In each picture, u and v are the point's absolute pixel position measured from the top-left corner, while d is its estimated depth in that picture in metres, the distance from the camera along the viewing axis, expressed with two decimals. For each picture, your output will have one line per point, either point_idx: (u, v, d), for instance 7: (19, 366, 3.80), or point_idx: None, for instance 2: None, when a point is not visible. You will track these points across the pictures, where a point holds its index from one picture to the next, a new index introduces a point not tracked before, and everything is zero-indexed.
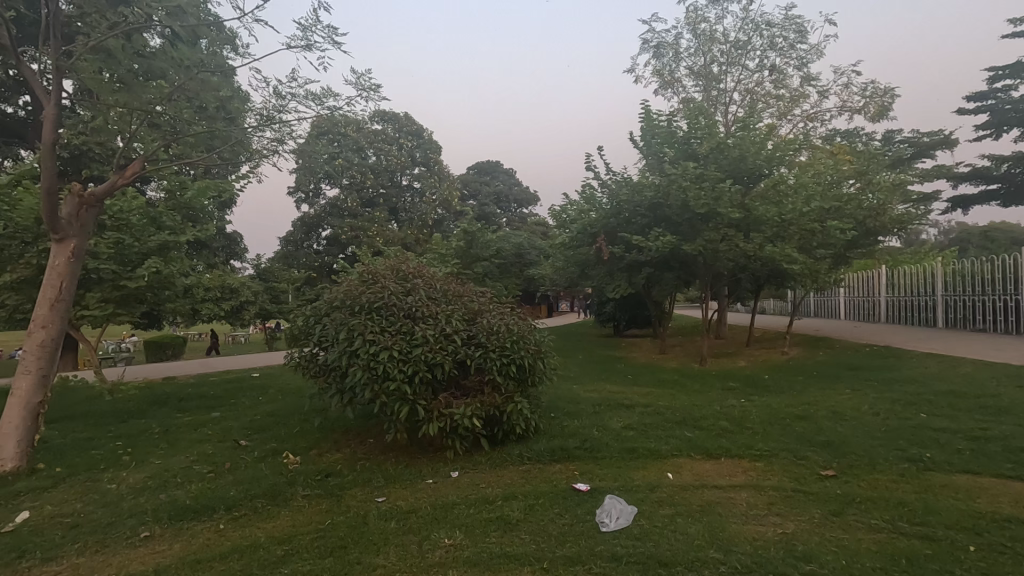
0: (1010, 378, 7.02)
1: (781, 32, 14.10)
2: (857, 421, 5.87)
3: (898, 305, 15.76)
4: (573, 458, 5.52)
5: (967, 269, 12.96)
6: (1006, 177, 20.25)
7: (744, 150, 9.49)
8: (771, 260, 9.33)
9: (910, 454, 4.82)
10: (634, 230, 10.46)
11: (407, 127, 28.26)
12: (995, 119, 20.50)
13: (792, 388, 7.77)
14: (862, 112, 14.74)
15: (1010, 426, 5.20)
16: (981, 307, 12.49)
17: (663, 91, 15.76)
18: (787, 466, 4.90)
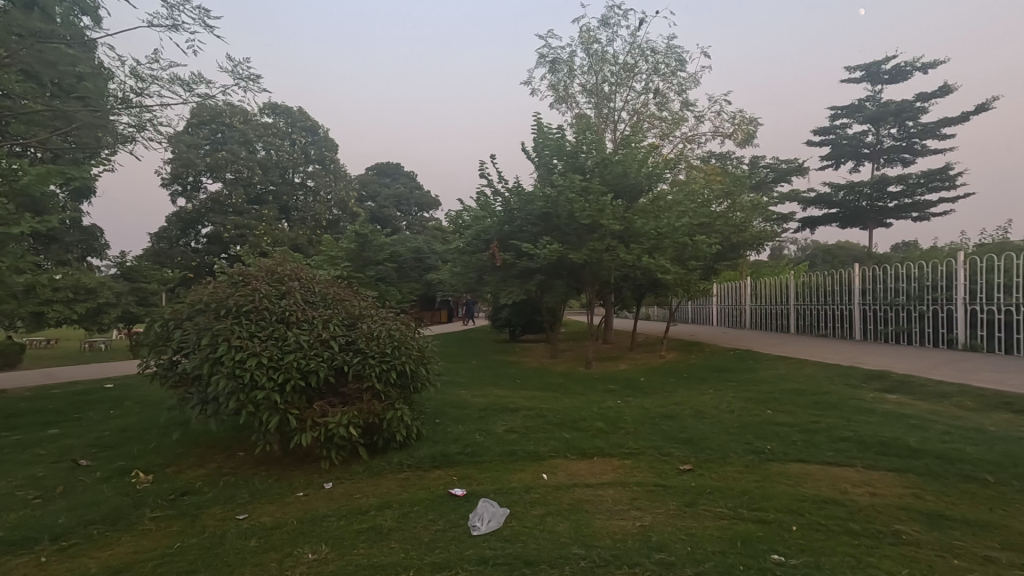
0: (840, 377, 8.07)
1: (663, 59, 15.19)
2: (715, 418, 6.44)
3: (760, 313, 17.58)
4: (454, 463, 5.52)
5: (814, 282, 14.77)
6: (844, 202, 23.33)
7: (626, 166, 10.11)
8: (648, 270, 10.01)
9: (755, 447, 5.36)
10: (526, 238, 10.74)
11: (301, 123, 27.02)
12: (836, 152, 23.56)
13: (665, 389, 8.36)
14: (731, 138, 16.26)
15: (835, 419, 5.97)
16: (824, 315, 14.28)
17: (559, 105, 16.37)
18: (652, 463, 5.25)
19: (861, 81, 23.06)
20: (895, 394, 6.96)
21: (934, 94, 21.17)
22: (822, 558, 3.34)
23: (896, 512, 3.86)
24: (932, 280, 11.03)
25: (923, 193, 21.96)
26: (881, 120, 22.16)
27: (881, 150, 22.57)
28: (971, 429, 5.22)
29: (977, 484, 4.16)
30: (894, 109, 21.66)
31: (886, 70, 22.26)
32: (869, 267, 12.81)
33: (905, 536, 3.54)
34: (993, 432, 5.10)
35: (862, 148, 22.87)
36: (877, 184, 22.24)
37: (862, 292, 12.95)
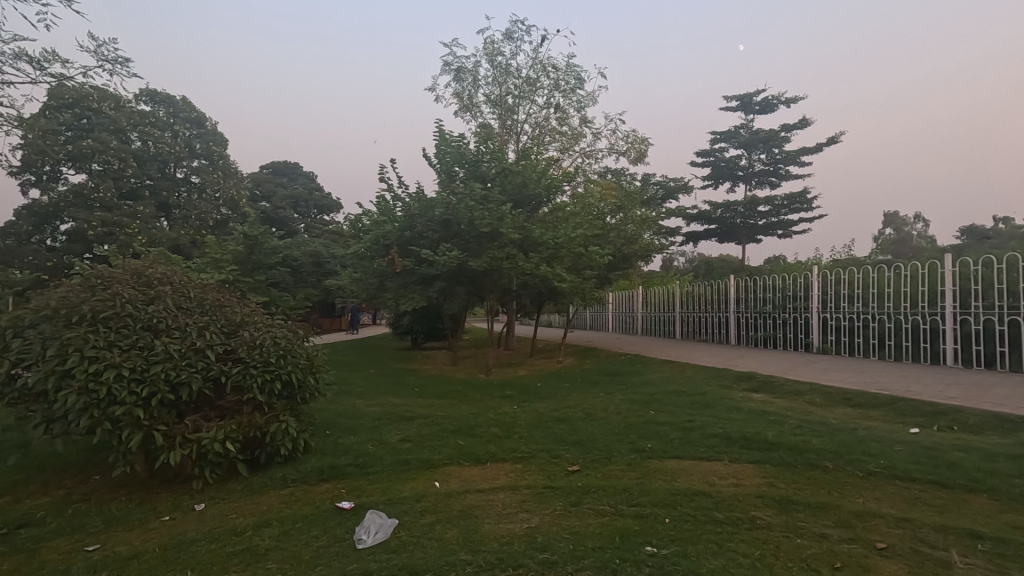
0: (715, 378, 8.82)
1: (563, 76, 15.78)
2: (603, 420, 6.77)
3: (651, 320, 18.73)
4: (343, 475, 5.33)
5: (696, 292, 16.01)
6: (721, 219, 25.56)
7: (526, 177, 10.40)
8: (546, 279, 10.33)
9: (638, 446, 5.70)
10: (426, 244, 10.66)
11: (185, 114, 25.01)
12: (716, 173, 25.80)
13: (560, 393, 8.64)
14: (626, 155, 17.24)
15: (708, 417, 6.50)
16: (705, 322, 15.52)
17: (463, 113, 16.46)
18: (542, 466, 5.41)
19: (736, 110, 25.47)
20: (760, 393, 7.72)
21: (795, 126, 23.88)
22: (688, 546, 3.61)
23: (753, 500, 4.27)
24: (792, 291, 12.39)
25: (786, 213, 24.64)
26: (752, 147, 24.59)
27: (752, 173, 25.03)
28: (817, 422, 5.92)
29: (820, 470, 4.72)
30: (763, 137, 24.17)
31: (757, 101, 24.77)
32: (743, 278, 14.14)
33: (760, 520, 3.93)
34: (835, 424, 5.81)
35: (737, 170, 25.24)
36: (749, 204, 24.63)
37: (736, 301, 14.26)
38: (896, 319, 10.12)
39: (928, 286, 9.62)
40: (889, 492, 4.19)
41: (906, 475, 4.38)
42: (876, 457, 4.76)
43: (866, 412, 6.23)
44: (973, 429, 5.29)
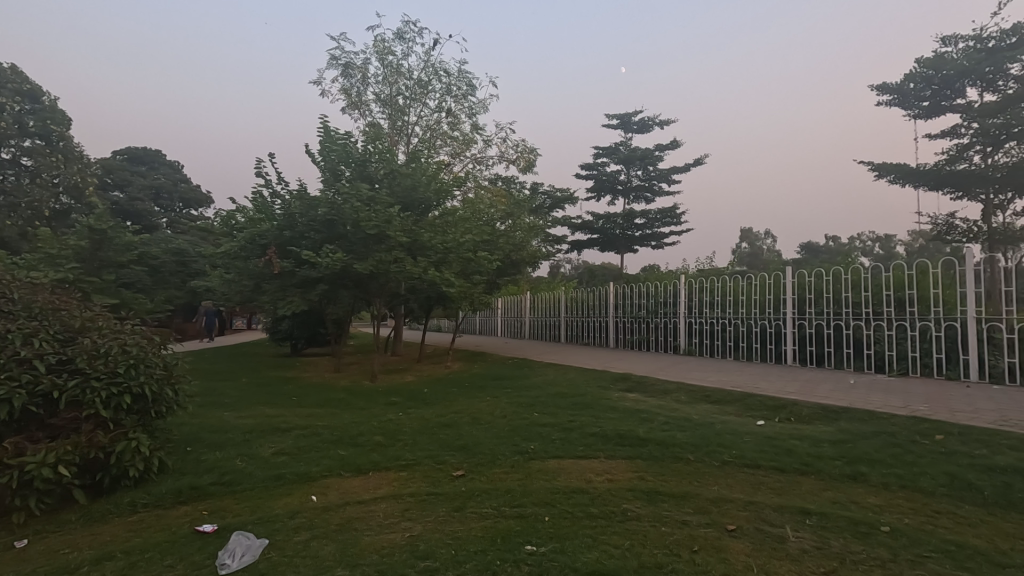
0: (595, 380, 9.30)
1: (455, 81, 15.80)
2: (488, 424, 6.85)
3: (537, 325, 19.33)
4: (205, 495, 4.85)
5: (580, 298, 16.78)
6: (603, 230, 27.11)
7: (415, 180, 10.24)
8: (435, 284, 10.24)
9: (521, 448, 5.84)
10: (307, 246, 10.11)
11: (14, 85, 21.23)
12: (598, 186, 27.32)
13: (447, 399, 8.61)
14: (515, 164, 17.64)
15: (587, 417, 6.83)
16: (588, 326, 16.31)
17: (351, 111, 15.86)
18: (426, 472, 5.34)
19: (617, 128, 27.17)
20: (634, 393, 8.28)
21: (667, 147, 25.99)
22: (565, 542, 3.76)
23: (626, 494, 4.56)
24: (663, 298, 13.46)
25: (659, 226, 26.73)
26: (630, 163, 26.39)
27: (630, 188, 26.85)
28: (682, 418, 6.47)
29: (683, 463, 5.16)
30: (640, 155, 26.01)
31: (635, 121, 26.64)
32: (621, 285, 15.09)
33: (630, 512, 4.20)
34: (697, 420, 6.38)
35: (617, 184, 26.94)
36: (627, 216, 26.37)
37: (616, 307, 15.16)
38: (748, 324, 11.37)
39: (773, 294, 10.93)
40: (739, 479, 4.68)
41: (753, 463, 4.93)
42: (729, 448, 5.31)
43: (722, 408, 6.92)
44: (805, 419, 6.09)
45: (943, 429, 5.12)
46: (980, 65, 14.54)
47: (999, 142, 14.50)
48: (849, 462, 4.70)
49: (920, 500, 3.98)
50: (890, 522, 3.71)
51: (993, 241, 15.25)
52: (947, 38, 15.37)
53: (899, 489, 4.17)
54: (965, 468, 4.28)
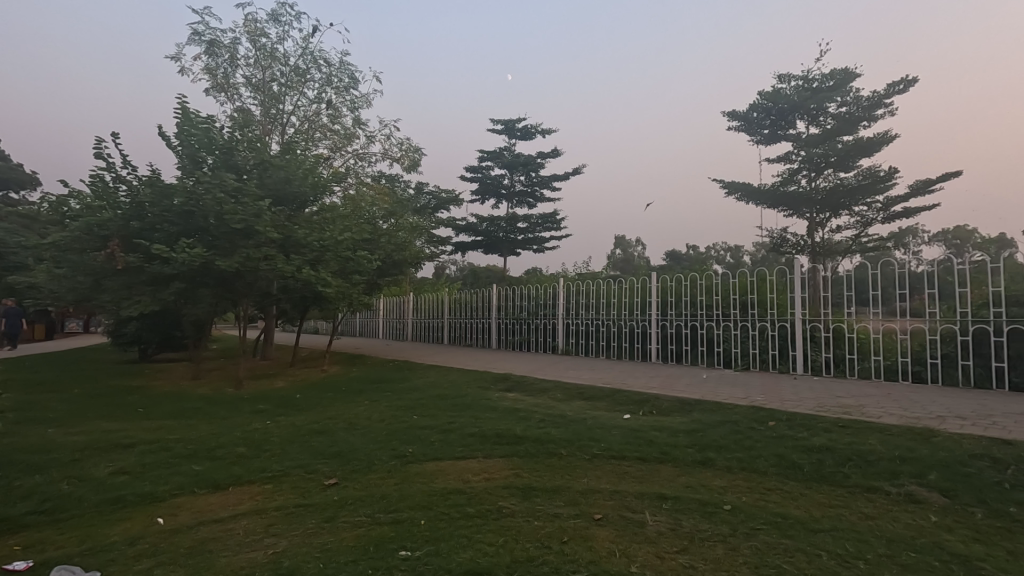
0: (475, 380, 9.39)
1: (336, 72, 15.07)
2: (365, 429, 6.62)
3: (420, 326, 19.08)
4: (18, 528, 4.14)
5: (462, 299, 16.85)
6: (486, 232, 27.49)
7: (289, 173, 9.58)
8: (309, 283, 9.68)
9: (399, 452, 5.71)
10: (159, 239, 9.06)
11: None
12: (483, 189, 27.67)
13: (321, 404, 8.19)
14: (399, 163, 17.24)
15: (467, 418, 6.86)
16: (471, 327, 16.44)
17: (216, 93, 14.50)
18: (294, 484, 5.02)
19: (501, 133, 27.69)
20: (513, 392, 8.49)
21: (548, 155, 27.00)
22: (440, 545, 3.74)
23: (502, 491, 4.65)
24: (543, 300, 13.97)
25: (540, 231, 27.66)
26: (514, 168, 27.05)
27: (513, 193, 27.50)
28: (557, 415, 6.74)
29: (556, 458, 5.38)
30: (523, 161, 26.73)
31: (519, 128, 27.35)
32: (504, 287, 15.41)
33: (505, 509, 4.29)
34: (570, 416, 6.70)
35: (500, 188, 27.46)
36: (510, 219, 26.97)
37: (498, 308, 15.44)
38: (619, 325, 12.18)
39: (641, 297, 11.81)
40: (606, 470, 4.99)
41: (619, 454, 5.28)
42: (598, 441, 5.64)
43: (594, 404, 7.34)
44: (665, 412, 6.64)
45: (775, 416, 5.86)
46: (806, 101, 16.94)
47: (820, 169, 16.95)
48: (699, 449, 5.21)
49: (756, 479, 4.53)
50: (732, 501, 4.17)
51: (815, 253, 17.80)
52: (783, 75, 17.70)
53: (739, 471, 4.71)
54: (791, 449, 4.93)
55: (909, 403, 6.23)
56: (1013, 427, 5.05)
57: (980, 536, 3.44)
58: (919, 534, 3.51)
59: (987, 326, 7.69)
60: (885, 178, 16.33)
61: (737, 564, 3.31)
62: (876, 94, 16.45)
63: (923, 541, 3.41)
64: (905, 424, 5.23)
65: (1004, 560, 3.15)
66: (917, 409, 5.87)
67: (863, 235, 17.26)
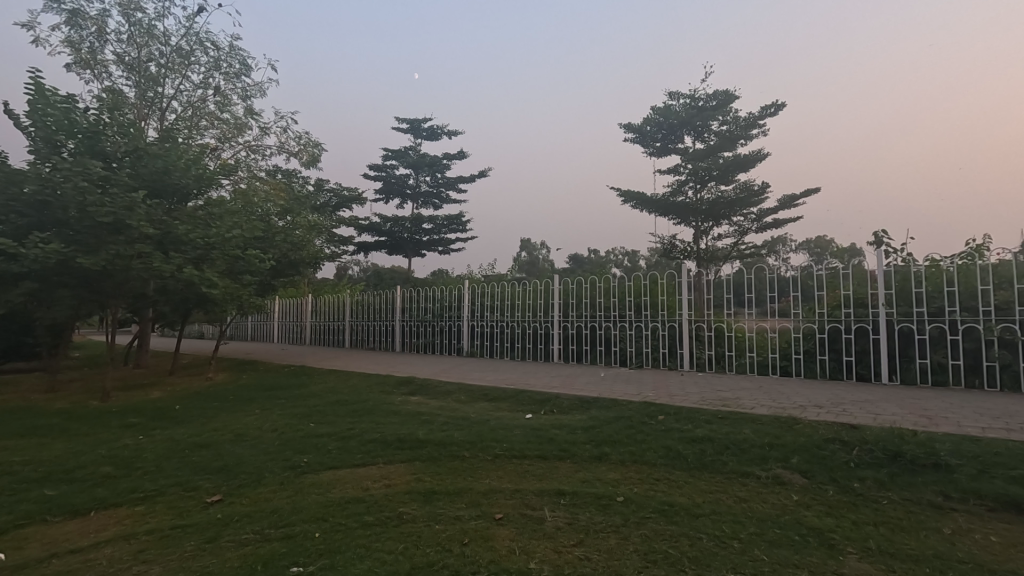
0: (377, 385, 9.13)
1: (225, 57, 13.98)
2: (254, 440, 6.20)
3: (319, 329, 18.22)
4: None
5: (364, 301, 16.33)
6: (390, 232, 26.88)
7: (168, 162, 8.73)
8: (191, 284, 8.89)
9: (292, 463, 5.40)
10: (4, 232, 7.89)
11: None
12: (387, 188, 27.01)
13: (205, 415, 7.55)
14: (297, 158, 16.34)
15: (367, 424, 6.64)
16: (374, 330, 15.97)
17: (79, 70, 12.89)
18: (171, 504, 4.58)
19: (406, 132, 27.21)
20: (416, 395, 8.35)
21: (454, 157, 26.91)
22: (335, 557, 3.59)
23: (402, 497, 4.56)
24: (448, 302, 13.91)
25: (445, 233, 27.48)
26: (419, 168, 26.68)
27: (419, 193, 27.10)
28: (460, 418, 6.73)
29: (459, 460, 5.36)
30: (428, 161, 26.43)
31: (425, 128, 27.02)
32: (408, 289, 15.14)
33: (406, 515, 4.20)
34: (473, 418, 6.72)
35: (405, 188, 26.97)
36: (415, 220, 26.56)
37: (402, 310, 15.13)
38: (523, 326, 12.43)
39: (544, 300, 12.12)
40: (508, 470, 5.06)
41: (520, 454, 5.38)
42: (500, 442, 5.70)
43: (497, 405, 7.41)
44: (565, 410, 6.86)
45: (664, 410, 6.27)
46: (693, 118, 18.33)
47: (704, 182, 18.40)
48: (596, 445, 5.44)
49: (646, 471, 4.81)
50: (624, 492, 4.40)
51: (701, 259, 19.29)
52: (673, 93, 19.04)
53: (631, 464, 4.98)
54: (677, 441, 5.30)
55: (777, 395, 6.94)
56: (858, 413, 5.79)
57: (831, 510, 3.90)
58: (782, 512, 3.91)
59: (839, 324, 8.77)
60: (759, 192, 18.05)
61: (628, 552, 3.50)
62: (752, 115, 18.16)
63: (786, 519, 3.81)
64: (774, 414, 5.81)
65: (849, 530, 3.61)
66: (783, 400, 6.55)
67: (741, 243, 18.96)
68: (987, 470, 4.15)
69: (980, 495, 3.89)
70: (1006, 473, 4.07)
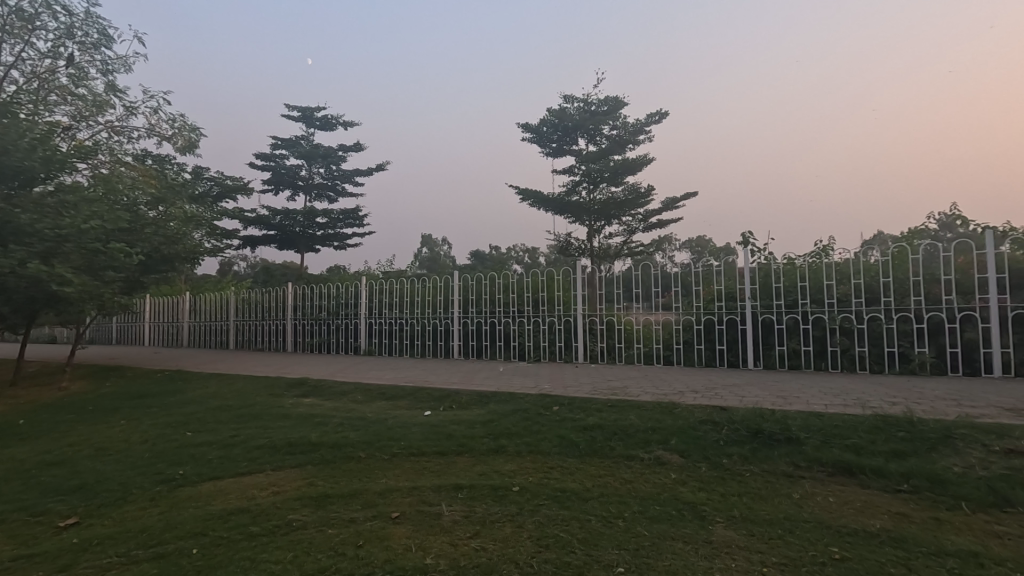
0: (265, 388, 8.60)
1: (80, 25, 12.37)
2: (120, 453, 5.60)
3: (199, 330, 16.75)
4: None
5: (251, 299, 15.28)
6: (280, 226, 25.31)
7: (7, 141, 7.61)
8: (38, 282, 7.80)
9: (166, 476, 4.95)
10: None
11: None
12: (276, 179, 25.41)
13: (58, 429, 6.69)
14: (170, 142, 14.81)
15: (253, 430, 6.24)
16: (262, 330, 14.98)
17: None
18: (13, 532, 4.02)
19: (297, 120, 25.72)
20: (309, 397, 7.98)
21: (351, 149, 25.89)
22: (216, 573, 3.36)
23: (292, 504, 4.35)
24: (344, 299, 13.42)
25: (341, 227, 26.36)
26: (312, 159, 25.35)
27: (311, 185, 25.77)
28: (356, 418, 6.54)
29: (354, 461, 5.22)
30: (322, 152, 25.20)
31: (318, 117, 25.71)
32: (300, 286, 14.38)
33: (296, 522, 4.03)
34: (371, 417, 6.55)
35: (297, 180, 25.52)
36: (308, 213, 25.24)
37: (294, 308, 14.35)
38: (422, 323, 12.31)
39: (444, 296, 12.10)
40: (405, 468, 5.01)
41: (418, 451, 5.35)
42: (398, 440, 5.63)
43: (394, 403, 7.29)
44: (465, 405, 6.91)
45: (559, 401, 6.53)
46: (586, 122, 19.13)
47: (597, 183, 19.32)
48: (493, 438, 5.54)
49: (541, 460, 4.99)
50: (520, 482, 4.54)
51: (594, 256, 20.23)
52: (569, 96, 19.69)
53: (527, 454, 5.14)
54: (570, 430, 5.55)
55: (659, 382, 7.49)
56: (728, 396, 6.42)
57: (703, 485, 4.31)
58: (662, 490, 4.25)
59: (713, 316, 9.64)
60: (645, 194, 19.23)
61: (522, 539, 3.63)
62: (640, 122, 19.31)
63: (665, 496, 4.15)
64: (656, 400, 6.27)
65: (717, 501, 4.00)
66: (665, 387, 7.10)
67: (631, 241, 20.13)
68: (829, 441, 4.79)
69: (822, 462, 4.49)
70: (842, 442, 4.72)
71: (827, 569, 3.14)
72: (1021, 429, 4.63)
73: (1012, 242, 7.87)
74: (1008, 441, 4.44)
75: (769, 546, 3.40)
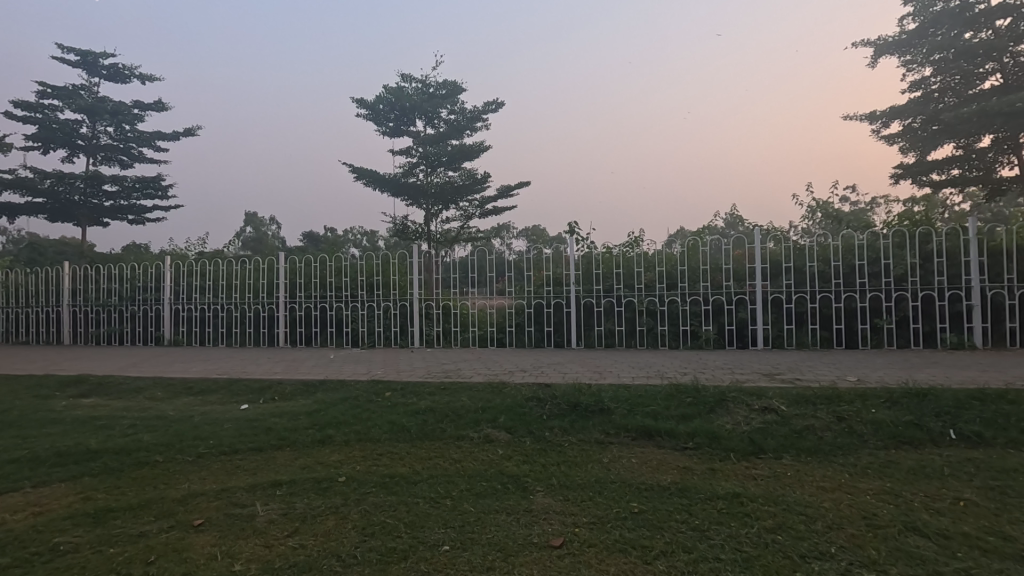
0: (27, 389, 7.05)
1: None
2: None
3: None
4: None
5: (9, 281, 12.38)
6: (51, 192, 20.85)
7: None
8: None
9: None
10: None
11: None
12: (44, 135, 20.82)
13: None
14: None
15: (7, 441, 5.07)
16: (26, 319, 12.26)
17: None
18: None
19: (75, 66, 21.28)
20: (90, 398, 6.74)
21: (150, 107, 22.20)
22: None
23: (60, 524, 3.64)
24: (143, 281, 11.58)
25: (138, 198, 22.58)
26: (95, 115, 21.22)
27: (95, 146, 21.65)
28: (153, 417, 5.69)
29: (148, 467, 4.54)
30: (109, 107, 21.21)
31: (104, 65, 21.52)
32: (81, 265, 12.04)
33: (64, 546, 3.37)
34: (172, 416, 5.75)
35: (75, 138, 21.21)
36: (91, 179, 21.15)
37: (72, 293, 11.97)
38: (242, 309, 11.16)
39: (267, 279, 11.10)
40: (214, 469, 4.50)
41: (229, 449, 4.83)
42: (205, 439, 5.02)
43: (203, 398, 6.49)
44: (288, 397, 6.42)
45: (391, 386, 6.40)
46: (423, 104, 18.88)
47: (435, 167, 19.28)
48: (318, 429, 5.23)
49: (370, 448, 4.84)
50: (346, 472, 4.34)
51: (432, 240, 20.15)
52: (406, 75, 19.20)
53: (355, 443, 4.94)
54: (401, 415, 5.47)
55: (492, 363, 7.75)
56: (552, 373, 6.87)
57: (527, 458, 4.56)
58: (489, 467, 4.41)
59: (542, 300, 10.24)
60: (481, 180, 19.59)
61: (345, 530, 3.48)
62: (477, 109, 19.61)
63: (492, 472, 4.30)
64: (487, 381, 6.47)
65: (538, 472, 4.27)
66: (497, 368, 7.36)
67: (468, 226, 20.44)
68: (634, 410, 5.38)
69: (627, 429, 5.04)
70: (644, 410, 5.35)
71: (626, 523, 3.52)
72: (773, 390, 5.69)
73: (773, 239, 9.60)
74: (764, 400, 5.42)
75: (581, 508, 3.72)
